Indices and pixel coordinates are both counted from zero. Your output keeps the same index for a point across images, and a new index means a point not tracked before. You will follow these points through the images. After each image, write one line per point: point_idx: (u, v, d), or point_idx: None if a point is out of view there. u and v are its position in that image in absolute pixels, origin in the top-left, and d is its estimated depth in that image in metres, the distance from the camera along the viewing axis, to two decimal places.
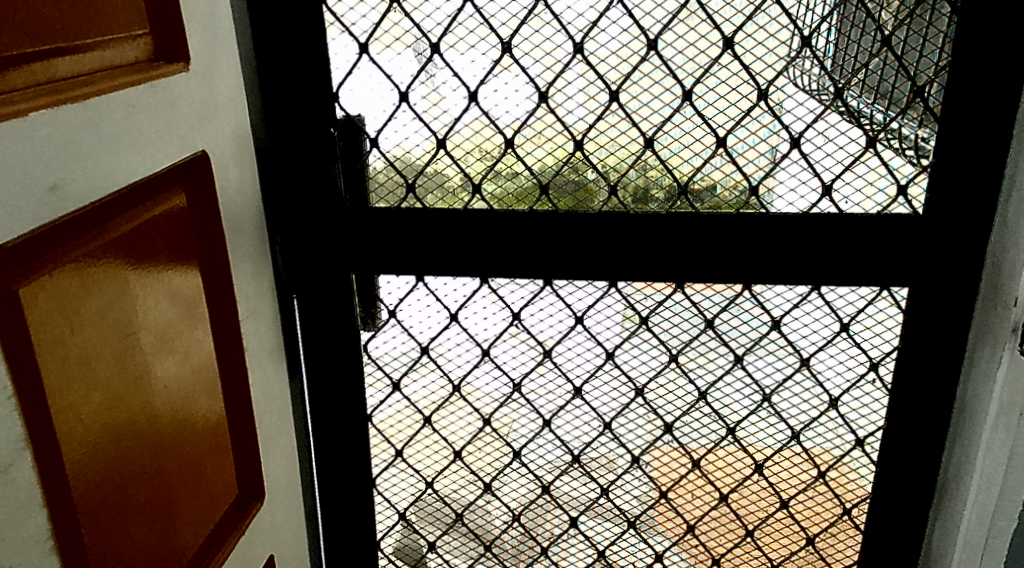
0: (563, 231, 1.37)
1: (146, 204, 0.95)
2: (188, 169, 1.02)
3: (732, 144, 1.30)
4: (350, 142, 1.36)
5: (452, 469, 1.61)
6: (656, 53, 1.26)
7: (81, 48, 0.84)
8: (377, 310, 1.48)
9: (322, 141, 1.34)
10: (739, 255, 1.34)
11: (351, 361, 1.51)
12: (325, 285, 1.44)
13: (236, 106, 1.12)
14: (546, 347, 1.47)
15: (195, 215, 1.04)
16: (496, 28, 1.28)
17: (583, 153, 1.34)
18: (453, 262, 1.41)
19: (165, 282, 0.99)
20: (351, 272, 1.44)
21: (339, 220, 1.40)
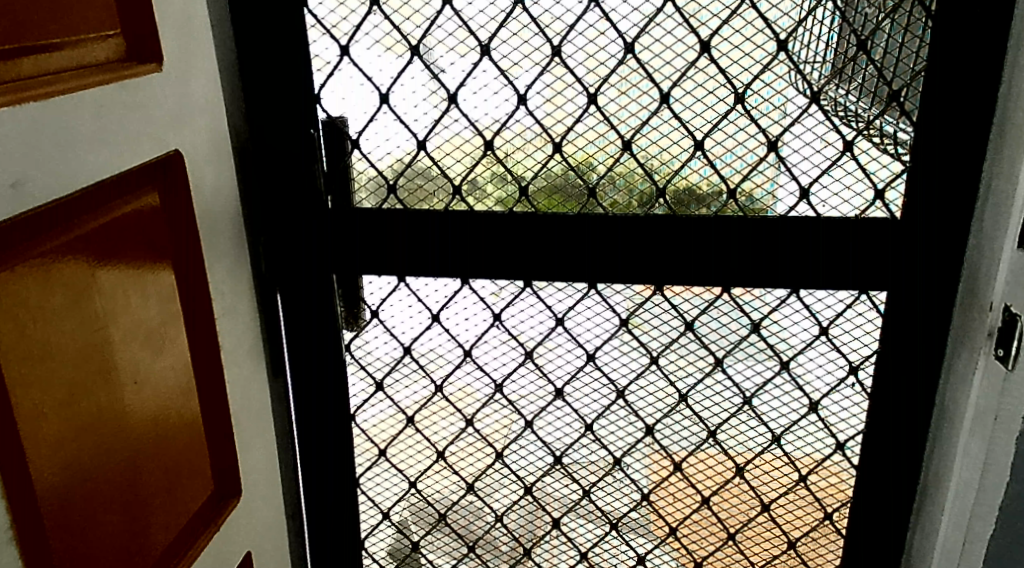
0: (542, 233, 1.38)
1: (115, 202, 0.97)
2: (162, 169, 1.04)
3: (710, 148, 1.31)
4: (332, 143, 1.38)
5: (435, 469, 1.62)
6: (633, 56, 1.27)
7: (46, 47, 0.86)
8: (360, 310, 1.49)
9: (304, 142, 1.36)
10: (717, 258, 1.35)
11: (334, 361, 1.53)
12: (307, 285, 1.45)
13: (211, 107, 1.14)
14: (528, 349, 1.48)
15: (169, 214, 1.06)
16: (475, 30, 1.28)
17: (562, 154, 1.34)
18: (434, 264, 1.42)
19: (137, 280, 1.01)
20: (334, 272, 1.45)
21: (321, 221, 1.41)
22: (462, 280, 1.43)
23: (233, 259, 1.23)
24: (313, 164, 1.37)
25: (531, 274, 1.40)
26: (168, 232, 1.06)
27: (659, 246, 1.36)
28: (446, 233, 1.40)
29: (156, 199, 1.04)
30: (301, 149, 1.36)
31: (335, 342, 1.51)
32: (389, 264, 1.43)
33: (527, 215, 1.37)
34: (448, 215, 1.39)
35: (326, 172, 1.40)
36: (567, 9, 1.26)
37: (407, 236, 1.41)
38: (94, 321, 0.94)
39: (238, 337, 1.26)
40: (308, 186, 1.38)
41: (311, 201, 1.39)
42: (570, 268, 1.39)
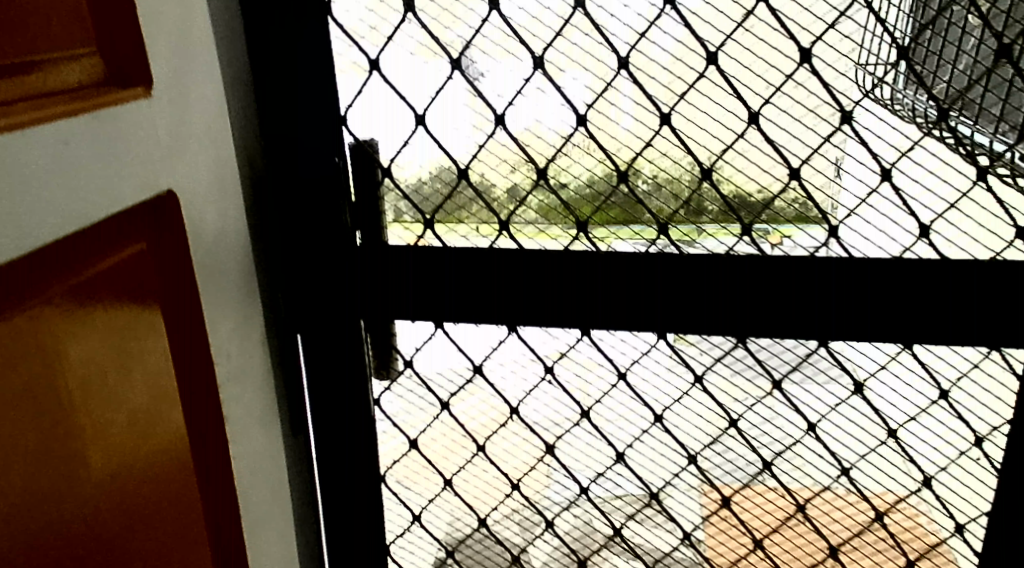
0: (602, 273, 1.16)
1: (89, 257, 0.78)
2: (150, 212, 0.86)
3: (807, 178, 1.11)
4: (363, 172, 1.20)
5: (475, 537, 1.43)
6: (717, 68, 1.06)
7: (12, 66, 0.69)
8: (392, 358, 1.31)
9: (328, 172, 1.17)
10: (814, 307, 1.11)
11: (362, 420, 1.32)
12: (332, 334, 1.26)
13: (219, 134, 0.96)
14: (584, 408, 1.28)
15: (160, 266, 0.88)
16: (528, 40, 1.10)
17: (627, 185, 1.16)
18: (476, 309, 1.22)
19: (119, 351, 0.83)
20: (362, 319, 1.25)
21: (348, 259, 1.22)
22: (509, 327, 1.23)
23: (246, 311, 1.04)
24: (339, 194, 1.19)
25: (591, 322, 1.19)
26: (158, 287, 0.88)
27: (744, 293, 1.13)
28: (490, 275, 1.20)
29: (144, 249, 0.85)
30: (322, 179, 1.17)
31: (365, 397, 1.31)
32: (424, 309, 1.23)
33: (585, 255, 1.16)
34: (493, 253, 1.19)
35: (353, 205, 1.21)
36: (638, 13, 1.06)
37: (445, 278, 1.21)
38: (52, 405, 0.75)
39: (250, 399, 1.07)
40: (332, 220, 1.19)
41: (337, 237, 1.20)
42: (638, 317, 1.17)
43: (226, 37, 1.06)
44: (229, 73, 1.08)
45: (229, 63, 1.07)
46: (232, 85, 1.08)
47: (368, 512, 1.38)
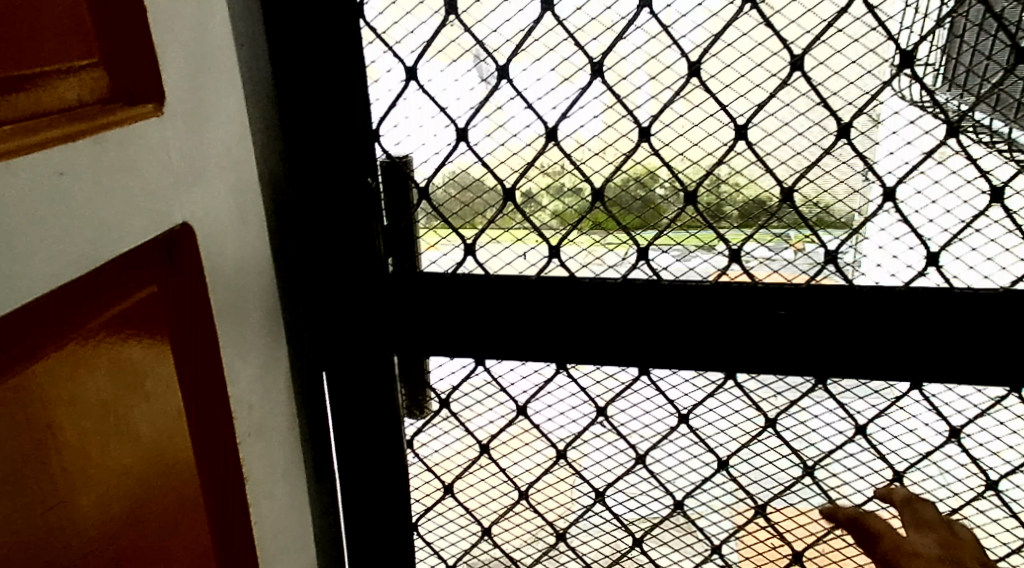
0: (668, 307, 1.05)
1: (72, 314, 0.64)
2: (161, 258, 0.73)
3: (903, 196, 0.97)
4: (398, 191, 1.07)
5: None
6: (803, 74, 0.94)
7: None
8: (426, 398, 1.18)
9: (359, 195, 1.06)
10: (908, 346, 1.00)
11: (395, 466, 1.20)
12: (363, 369, 1.14)
13: (243, 152, 0.83)
14: (639, 453, 1.15)
15: (164, 311, 0.74)
16: (585, 45, 0.97)
17: (696, 207, 1.03)
18: (524, 346, 1.10)
19: (117, 419, 0.69)
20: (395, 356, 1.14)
21: (382, 291, 1.10)
22: (557, 365, 1.11)
23: (271, 354, 0.91)
24: (372, 218, 1.07)
25: (652, 359, 1.07)
26: (173, 340, 0.75)
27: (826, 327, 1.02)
28: (540, 307, 1.08)
29: (147, 295, 0.72)
30: (356, 203, 1.06)
31: (398, 441, 1.19)
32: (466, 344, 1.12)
33: (646, 283, 1.05)
34: (542, 280, 1.08)
35: (387, 228, 1.09)
36: (713, 12, 0.94)
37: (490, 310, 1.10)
38: (46, 492, 0.62)
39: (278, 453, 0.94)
40: (367, 247, 1.08)
41: (370, 266, 1.09)
42: (705, 355, 1.06)
43: (247, 42, 0.94)
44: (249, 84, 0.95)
45: (250, 72, 0.94)
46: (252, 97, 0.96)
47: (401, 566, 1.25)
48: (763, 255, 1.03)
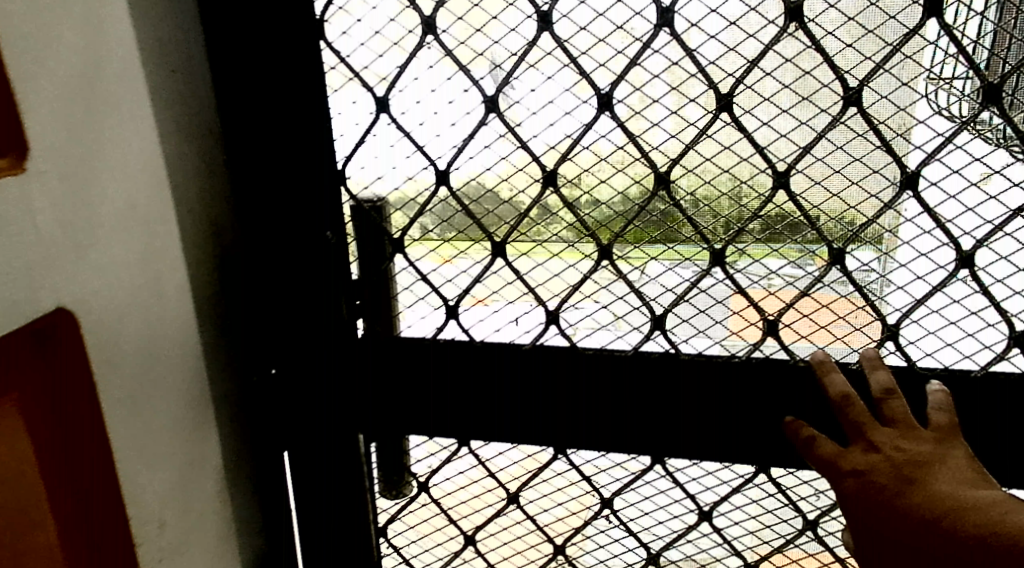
0: (688, 387, 0.88)
1: None
2: (30, 350, 0.62)
3: (979, 262, 0.78)
4: (371, 238, 0.90)
5: None
6: (860, 111, 0.76)
7: None
8: (405, 481, 1.00)
9: (314, 251, 0.88)
10: (981, 444, 0.82)
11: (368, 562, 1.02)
12: (323, 455, 0.95)
13: (146, 209, 0.71)
14: (651, 553, 0.99)
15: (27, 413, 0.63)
16: (590, 72, 0.79)
17: (724, 267, 0.83)
18: (518, 426, 0.93)
19: None
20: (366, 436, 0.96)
21: (351, 361, 0.93)
22: (556, 450, 0.94)
23: (188, 446, 0.77)
24: (338, 274, 0.90)
25: (671, 447, 0.90)
26: (48, 446, 0.65)
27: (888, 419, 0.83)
28: (536, 381, 0.91)
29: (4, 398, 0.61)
30: (311, 259, 0.88)
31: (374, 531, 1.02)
32: (450, 422, 0.95)
33: (661, 359, 0.88)
34: (537, 351, 0.90)
35: (360, 284, 0.92)
36: (750, 33, 0.75)
37: (477, 383, 0.93)
38: None
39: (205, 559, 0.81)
40: (328, 309, 0.90)
41: (333, 331, 0.91)
42: (734, 444, 0.88)
43: (175, 62, 0.75)
44: (180, 115, 0.76)
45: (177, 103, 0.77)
46: (183, 131, 0.77)
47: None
48: (803, 328, 0.85)
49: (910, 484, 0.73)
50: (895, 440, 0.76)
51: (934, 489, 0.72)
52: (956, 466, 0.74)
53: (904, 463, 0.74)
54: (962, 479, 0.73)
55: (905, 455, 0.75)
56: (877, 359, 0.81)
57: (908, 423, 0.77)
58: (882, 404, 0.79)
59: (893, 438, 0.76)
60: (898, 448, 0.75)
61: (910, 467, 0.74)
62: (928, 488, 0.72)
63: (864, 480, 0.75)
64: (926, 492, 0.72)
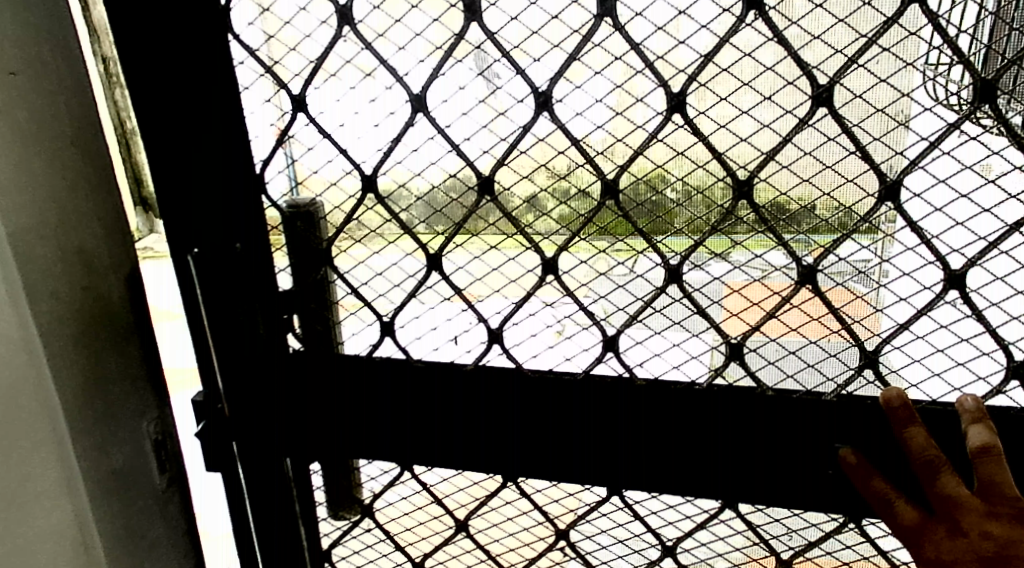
0: (643, 414, 0.79)
1: None
2: None
3: (972, 283, 0.68)
4: (301, 246, 0.82)
5: None
6: (832, 112, 0.66)
7: None
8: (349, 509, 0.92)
9: (224, 267, 0.79)
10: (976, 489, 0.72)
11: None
12: (252, 482, 0.88)
13: None
14: None
15: None
16: (524, 69, 0.69)
17: (681, 288, 0.74)
18: (466, 452, 0.85)
19: None
20: (299, 460, 0.89)
21: (280, 384, 0.85)
22: (505, 479, 0.86)
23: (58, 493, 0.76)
24: (262, 285, 0.82)
25: (628, 478, 0.82)
26: None
27: (870, 452, 0.74)
28: (482, 405, 0.83)
29: None
30: (222, 275, 0.79)
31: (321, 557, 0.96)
32: (388, 447, 0.87)
33: (612, 383, 0.79)
34: (479, 371, 0.82)
35: (290, 297, 0.84)
36: (702, 24, 0.66)
37: (418, 407, 0.85)
38: None
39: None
40: (249, 327, 0.81)
41: (260, 352, 0.83)
42: (698, 476, 0.80)
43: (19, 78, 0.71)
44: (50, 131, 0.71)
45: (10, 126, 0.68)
46: (54, 146, 0.72)
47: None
48: (769, 352, 0.78)
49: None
50: (979, 523, 0.66)
51: None
52: None
53: (985, 551, 0.66)
54: None
55: (987, 540, 0.66)
56: (976, 411, 0.68)
57: (996, 496, 0.66)
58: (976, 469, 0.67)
59: (978, 520, 0.66)
60: (981, 529, 0.66)
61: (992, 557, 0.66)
62: None
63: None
64: None
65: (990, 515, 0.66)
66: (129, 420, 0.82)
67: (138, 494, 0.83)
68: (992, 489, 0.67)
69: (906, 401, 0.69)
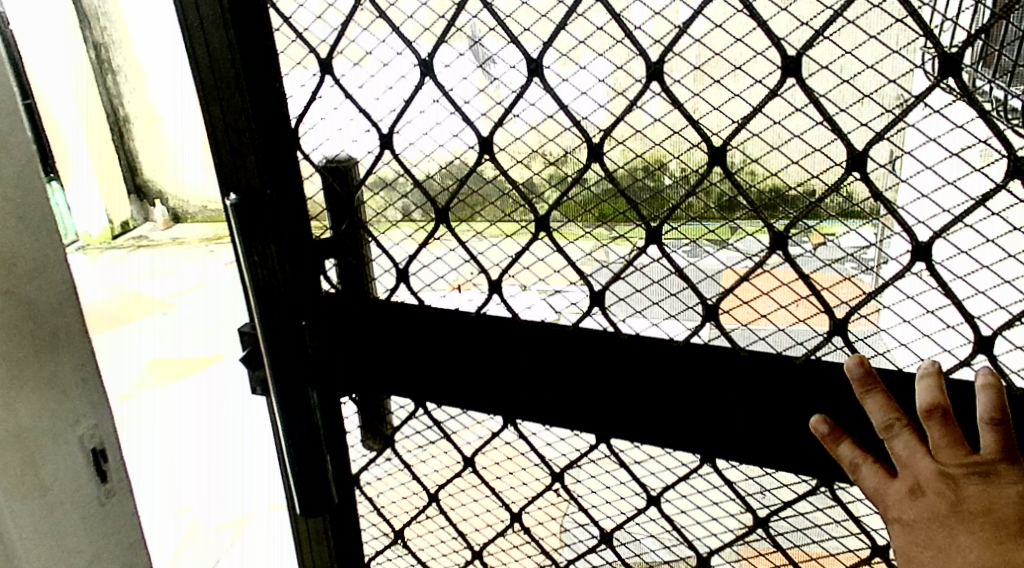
0: (627, 366, 0.84)
1: None
2: None
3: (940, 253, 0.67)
4: (336, 198, 0.90)
5: None
6: (798, 82, 0.67)
7: None
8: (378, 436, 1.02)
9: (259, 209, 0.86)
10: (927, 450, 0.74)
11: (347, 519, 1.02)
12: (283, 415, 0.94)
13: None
14: (606, 536, 0.89)
15: None
16: (518, 37, 0.74)
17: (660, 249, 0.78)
18: (472, 392, 0.92)
19: None
20: (326, 392, 0.96)
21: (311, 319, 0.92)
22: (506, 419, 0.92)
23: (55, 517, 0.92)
24: (294, 228, 0.89)
25: (615, 426, 0.87)
26: None
27: (845, 416, 0.76)
28: (485, 349, 0.89)
29: None
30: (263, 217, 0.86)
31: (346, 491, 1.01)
32: (403, 382, 0.94)
33: (596, 336, 0.84)
34: (481, 319, 0.88)
35: (326, 244, 0.92)
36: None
37: (429, 346, 0.92)
38: None
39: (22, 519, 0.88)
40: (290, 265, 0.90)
41: (294, 287, 0.91)
42: (684, 424, 0.84)
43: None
44: None
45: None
46: None
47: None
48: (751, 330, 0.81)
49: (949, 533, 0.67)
50: (934, 483, 0.68)
51: (976, 541, 0.66)
52: (1001, 505, 0.66)
53: (941, 508, 0.68)
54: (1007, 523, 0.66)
55: (942, 498, 0.68)
56: (933, 374, 0.69)
57: (950, 454, 0.68)
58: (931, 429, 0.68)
59: (932, 479, 0.68)
60: (936, 488, 0.68)
61: (950, 514, 0.67)
62: (965, 536, 0.67)
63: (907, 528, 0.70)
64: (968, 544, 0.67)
65: (946, 478, 0.67)
66: (91, 465, 0.97)
67: (124, 512, 1.02)
68: (948, 453, 0.68)
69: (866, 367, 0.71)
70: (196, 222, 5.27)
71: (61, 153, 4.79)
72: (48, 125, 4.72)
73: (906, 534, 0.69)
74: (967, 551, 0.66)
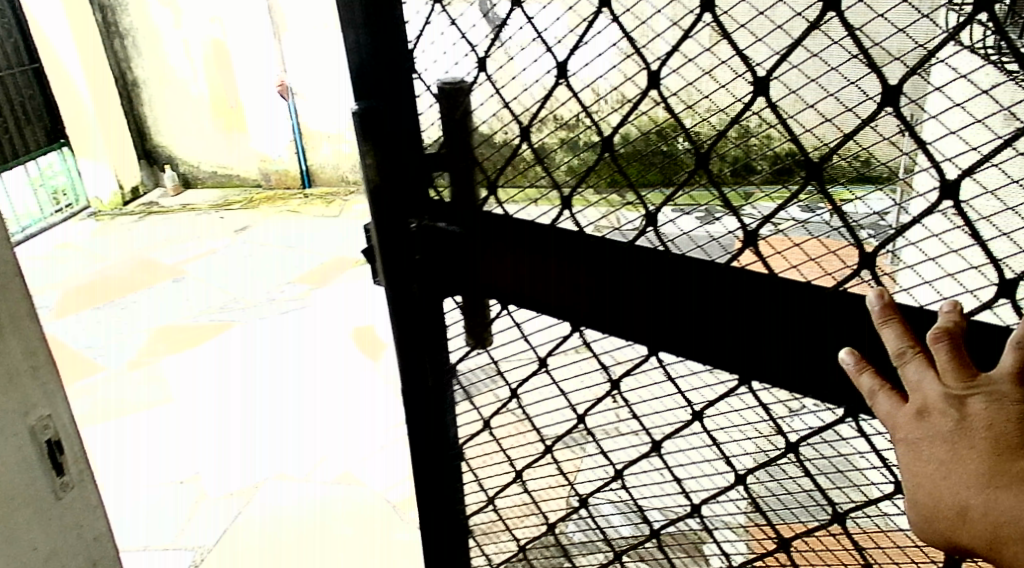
0: (686, 284, 0.87)
1: None
2: None
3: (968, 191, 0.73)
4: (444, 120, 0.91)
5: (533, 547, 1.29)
6: (838, 16, 0.73)
7: None
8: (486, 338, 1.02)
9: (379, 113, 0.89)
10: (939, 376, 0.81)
11: (444, 415, 1.08)
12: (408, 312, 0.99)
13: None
14: (654, 438, 0.87)
15: None
16: None
17: (711, 168, 0.80)
18: (546, 304, 0.95)
19: None
20: (428, 294, 1.00)
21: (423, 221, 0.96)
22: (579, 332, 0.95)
23: None
24: (407, 135, 0.92)
25: (672, 340, 0.91)
26: None
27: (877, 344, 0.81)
28: (559, 265, 0.92)
29: None
30: (382, 124, 0.89)
31: (442, 388, 1.07)
32: (487, 288, 0.97)
33: (656, 255, 0.87)
34: (554, 234, 0.90)
35: (437, 156, 0.94)
36: None
37: (506, 257, 0.94)
38: None
39: (12, 530, 1.15)
40: (408, 170, 0.94)
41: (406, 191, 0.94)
42: (752, 346, 0.87)
43: None
44: None
45: None
46: None
47: (458, 530, 1.16)
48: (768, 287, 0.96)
49: (948, 446, 0.76)
50: (937, 403, 0.76)
51: (970, 453, 0.75)
52: (997, 424, 0.74)
53: (944, 426, 0.76)
54: (999, 439, 0.75)
55: (944, 415, 0.76)
56: (949, 311, 0.76)
57: (952, 378, 0.75)
58: (937, 358, 0.76)
59: (936, 399, 0.76)
60: (941, 406, 0.76)
61: (949, 430, 0.75)
62: (963, 449, 0.75)
63: (913, 445, 0.78)
64: (961, 457, 0.75)
65: (951, 399, 0.75)
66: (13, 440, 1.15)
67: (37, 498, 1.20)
68: (954, 375, 0.76)
69: (888, 300, 0.78)
70: (207, 187, 5.45)
71: (76, 118, 4.90)
72: (59, 84, 4.78)
73: (910, 450, 0.78)
74: (969, 466, 0.75)
